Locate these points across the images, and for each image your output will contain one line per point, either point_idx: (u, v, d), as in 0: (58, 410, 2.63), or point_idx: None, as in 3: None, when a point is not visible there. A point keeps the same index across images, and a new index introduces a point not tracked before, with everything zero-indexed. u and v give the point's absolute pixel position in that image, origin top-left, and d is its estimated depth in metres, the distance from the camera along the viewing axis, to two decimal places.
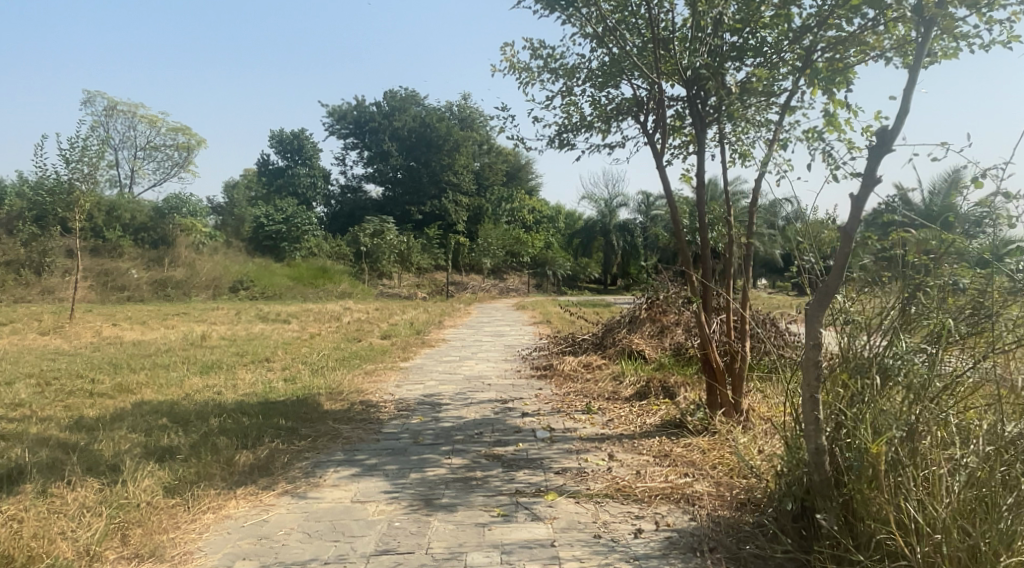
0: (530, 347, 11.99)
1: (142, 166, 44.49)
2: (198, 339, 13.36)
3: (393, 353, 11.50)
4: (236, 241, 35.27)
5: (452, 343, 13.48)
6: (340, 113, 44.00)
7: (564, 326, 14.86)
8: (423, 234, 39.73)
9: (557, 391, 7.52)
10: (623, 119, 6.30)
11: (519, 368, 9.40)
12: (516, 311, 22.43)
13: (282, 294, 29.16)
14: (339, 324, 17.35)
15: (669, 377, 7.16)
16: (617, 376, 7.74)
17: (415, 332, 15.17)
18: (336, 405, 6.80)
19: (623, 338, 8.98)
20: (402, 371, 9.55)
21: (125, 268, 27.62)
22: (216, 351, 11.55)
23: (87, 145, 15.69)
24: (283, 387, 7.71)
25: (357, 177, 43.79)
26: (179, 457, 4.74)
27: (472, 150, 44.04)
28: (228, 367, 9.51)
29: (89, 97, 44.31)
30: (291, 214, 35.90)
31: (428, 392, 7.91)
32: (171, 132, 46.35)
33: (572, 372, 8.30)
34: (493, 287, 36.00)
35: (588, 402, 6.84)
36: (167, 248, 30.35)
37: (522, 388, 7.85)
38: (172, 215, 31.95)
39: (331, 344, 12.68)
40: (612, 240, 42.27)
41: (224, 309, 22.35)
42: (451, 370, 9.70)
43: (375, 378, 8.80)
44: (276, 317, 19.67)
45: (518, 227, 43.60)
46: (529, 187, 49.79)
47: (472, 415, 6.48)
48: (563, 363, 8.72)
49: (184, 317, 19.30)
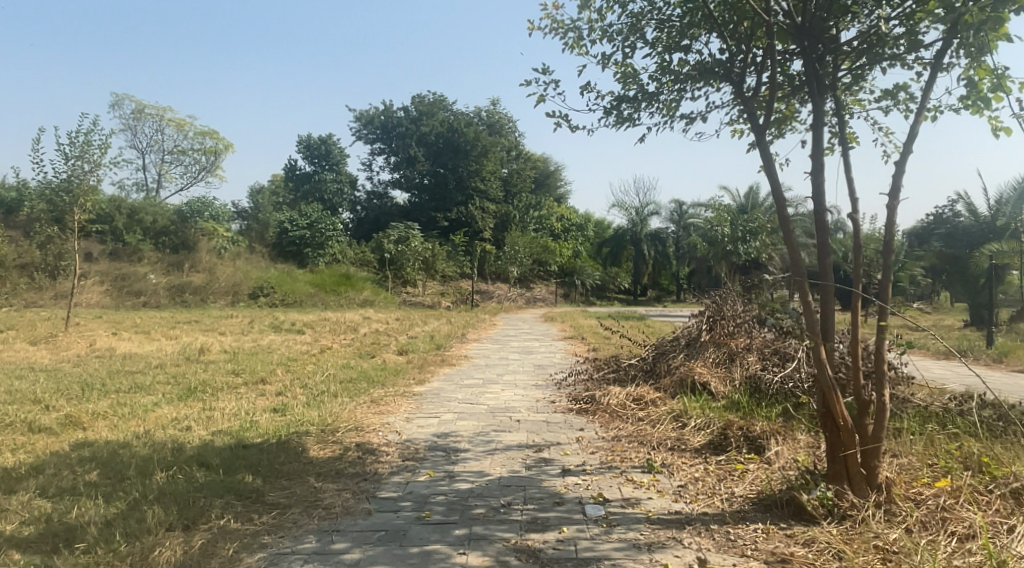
0: (566, 369, 10.47)
1: (168, 169, 43.95)
2: (198, 352, 12.07)
3: (408, 374, 10.01)
4: (258, 246, 34.28)
5: (477, 361, 12.02)
6: (367, 117, 42.76)
7: (601, 343, 13.28)
8: (449, 241, 38.40)
9: (603, 435, 6.01)
10: (703, 87, 4.79)
11: (554, 398, 7.87)
12: (545, 325, 20.89)
13: (303, 301, 28.09)
14: (353, 336, 15.99)
15: (752, 423, 5.59)
16: (680, 415, 6.22)
17: (436, 346, 13.74)
18: (324, 452, 5.31)
19: (681, 365, 7.42)
20: (415, 399, 8.07)
21: (144, 273, 26.75)
22: (210, 368, 10.20)
23: (88, 139, 14.53)
24: (265, 421, 6.27)
25: (383, 184, 42.84)
26: (81, 545, 3.36)
27: (501, 155, 42.65)
28: (214, 390, 8.13)
29: (116, 99, 43.95)
30: (315, 219, 34.79)
31: (444, 430, 6.42)
32: (198, 135, 45.81)
33: (620, 409, 6.76)
34: (520, 296, 34.66)
35: (646, 452, 5.36)
36: (187, 253, 29.44)
37: (562, 428, 6.34)
38: (195, 219, 31.07)
39: (340, 361, 11.28)
40: (643, 249, 40.89)
41: (239, 318, 21.16)
42: (473, 398, 8.18)
43: (381, 409, 7.32)
44: (291, 326, 18.45)
45: (547, 236, 42.20)
46: (558, 194, 48.37)
47: (496, 471, 4.96)
48: (608, 395, 7.17)
49: (192, 326, 18.10)
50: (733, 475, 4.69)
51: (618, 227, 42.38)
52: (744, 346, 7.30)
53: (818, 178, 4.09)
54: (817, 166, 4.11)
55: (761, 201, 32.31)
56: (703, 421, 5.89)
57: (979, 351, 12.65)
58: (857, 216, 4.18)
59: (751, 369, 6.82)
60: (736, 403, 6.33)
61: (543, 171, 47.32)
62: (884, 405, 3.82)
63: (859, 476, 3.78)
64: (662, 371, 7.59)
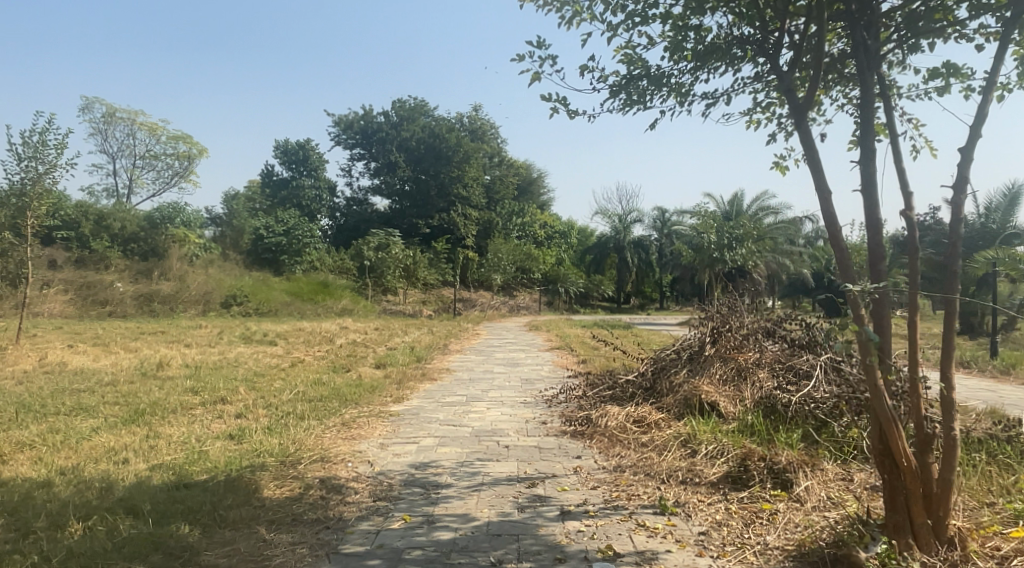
0: (555, 385, 9.74)
1: (140, 175, 42.71)
2: (156, 366, 11.18)
3: (386, 390, 9.23)
4: (233, 253, 33.21)
5: (459, 374, 11.28)
6: (346, 122, 41.95)
7: (590, 356, 12.58)
8: (430, 248, 37.58)
9: (603, 464, 5.30)
10: (723, 64, 4.13)
11: (545, 419, 7.15)
12: (529, 334, 20.19)
13: (279, 311, 27.19)
14: (328, 348, 15.13)
15: (774, 451, 4.91)
16: (687, 441, 5.56)
17: (415, 358, 12.95)
18: (279, 492, 4.53)
19: (683, 382, 6.75)
20: (392, 421, 7.30)
21: (110, 281, 25.64)
22: (166, 386, 9.33)
23: (42, 139, 13.60)
24: (216, 452, 5.46)
25: (363, 190, 42.02)
26: None
27: (483, 162, 42.00)
28: (167, 412, 7.29)
29: (86, 103, 42.74)
30: (292, 225, 33.85)
31: (423, 459, 5.65)
32: (172, 140, 44.65)
33: (619, 433, 6.06)
34: (503, 304, 33.98)
35: (654, 486, 4.66)
36: (157, 260, 28.38)
37: (557, 456, 5.61)
38: (165, 225, 29.92)
39: (311, 376, 10.45)
40: (627, 257, 40.51)
41: (209, 328, 20.18)
42: (455, 418, 7.43)
43: (353, 434, 6.54)
44: (262, 337, 17.54)
45: (530, 243, 41.61)
46: (541, 201, 47.83)
47: (484, 513, 4.21)
48: (605, 417, 6.48)
49: (158, 337, 17.13)
50: (762, 518, 4.00)
51: (601, 234, 41.92)
52: (754, 362, 6.63)
53: (867, 170, 3.45)
54: (865, 155, 3.46)
55: (745, 209, 31.92)
56: (716, 447, 5.24)
57: (984, 362, 12.11)
58: (912, 214, 3.51)
59: (765, 387, 6.15)
60: (750, 425, 5.67)
61: (526, 178, 46.74)
62: (953, 442, 3.17)
63: (926, 528, 3.14)
64: (663, 389, 6.90)
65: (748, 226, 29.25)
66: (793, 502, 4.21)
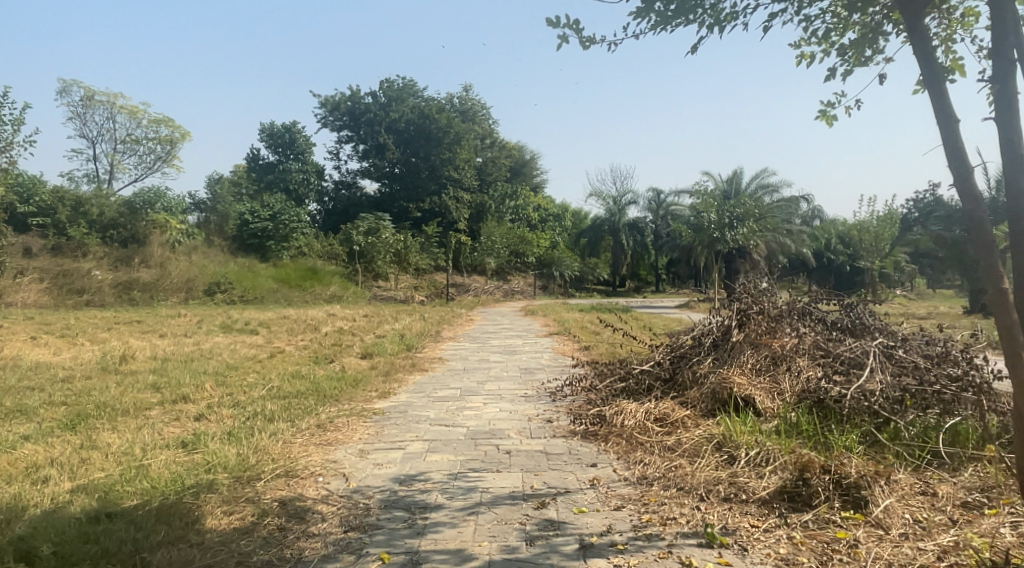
0: (558, 375, 8.84)
1: (122, 160, 41.41)
2: (119, 360, 10.19)
3: (372, 384, 8.31)
4: (218, 239, 31.98)
5: (452, 364, 10.35)
6: (333, 104, 40.64)
7: (592, 343, 11.70)
8: (421, 233, 36.49)
9: (625, 476, 4.43)
10: None
11: (551, 417, 6.27)
12: (525, 318, 19.30)
13: (265, 298, 26.26)
14: (312, 336, 14.18)
15: (838, 459, 4.03)
16: (721, 446, 4.72)
17: (405, 347, 12.01)
18: (226, 523, 3.62)
19: (708, 372, 5.87)
20: (376, 420, 6.40)
21: (88, 269, 24.51)
22: (126, 382, 8.37)
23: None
24: (158, 468, 4.53)
25: (352, 173, 41.00)
26: None
27: (474, 143, 40.91)
28: (115, 415, 6.35)
29: (63, 85, 41.32)
30: (278, 210, 32.61)
31: (408, 471, 4.73)
32: (154, 123, 43.29)
33: (639, 436, 5.18)
34: (497, 288, 33.08)
35: (691, 506, 3.75)
36: (138, 247, 27.20)
37: (569, 466, 4.72)
38: (146, 210, 28.68)
39: (289, 368, 9.52)
40: (622, 239, 39.71)
41: (189, 317, 19.16)
42: (447, 417, 6.51)
43: (329, 439, 5.63)
44: (244, 326, 16.57)
45: (524, 227, 40.73)
46: (534, 183, 46.76)
47: (483, 550, 3.30)
48: (622, 416, 5.59)
49: (133, 327, 16.10)
50: (842, 553, 3.13)
51: (595, 216, 41.00)
52: (792, 348, 5.75)
53: (1004, 92, 2.55)
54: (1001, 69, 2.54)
55: (744, 187, 30.88)
56: (761, 451, 4.39)
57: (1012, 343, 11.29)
58: None
59: (808, 379, 5.25)
60: (794, 423, 4.80)
61: (519, 160, 45.56)
62: None
63: None
64: (687, 381, 6.00)
65: (749, 205, 28.43)
66: (875, 528, 3.34)
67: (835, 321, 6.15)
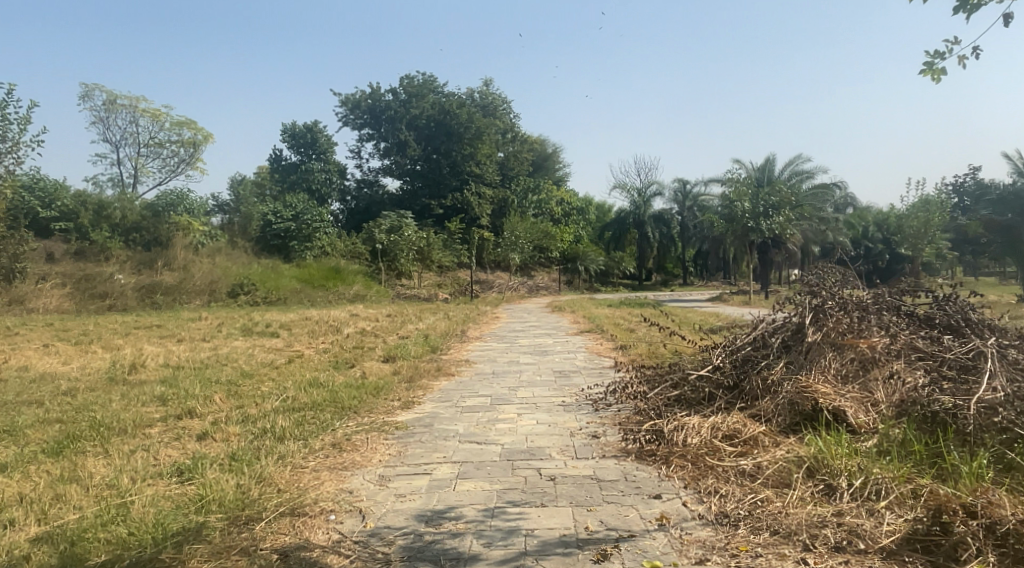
0: (598, 379, 8.03)
1: (145, 163, 41.32)
2: (128, 369, 9.57)
3: (395, 392, 7.57)
4: (241, 240, 31.61)
5: (481, 367, 9.60)
6: (353, 101, 40.08)
7: (629, 342, 10.89)
8: (444, 229, 35.81)
9: (700, 512, 3.65)
10: None
11: (598, 431, 5.48)
12: (552, 315, 18.53)
13: (288, 299, 25.82)
14: (333, 339, 13.50)
15: (976, 494, 3.23)
16: (812, 472, 3.92)
17: (430, 349, 11.28)
18: None
19: (782, 379, 5.03)
20: (400, 437, 5.64)
21: (110, 273, 24.17)
22: (131, 395, 7.71)
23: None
24: (141, 506, 3.84)
25: (374, 171, 40.54)
26: None
27: (495, 138, 40.20)
28: (108, 435, 5.67)
29: (86, 89, 41.29)
30: (301, 210, 32.10)
31: (437, 505, 3.97)
32: (176, 126, 43.18)
33: (708, 459, 4.37)
34: (521, 284, 32.38)
35: (796, 560, 2.99)
36: (161, 250, 26.88)
37: (628, 497, 3.94)
38: (168, 213, 28.35)
39: (306, 375, 8.81)
40: (648, 232, 38.72)
41: (209, 320, 18.64)
42: (478, 432, 5.74)
43: (346, 461, 4.90)
44: (264, 328, 15.98)
45: (547, 221, 39.92)
46: (557, 177, 45.91)
47: None
48: (684, 433, 4.78)
49: (151, 332, 15.56)
50: None
51: (620, 209, 39.98)
52: (884, 350, 4.94)
53: None
54: None
55: (777, 174, 29.79)
56: (868, 482, 3.61)
57: None
58: None
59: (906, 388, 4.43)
60: (902, 443, 3.99)
61: (541, 154, 44.70)
62: None
63: None
64: (755, 389, 5.17)
65: (784, 192, 27.41)
66: None
67: (929, 317, 5.29)
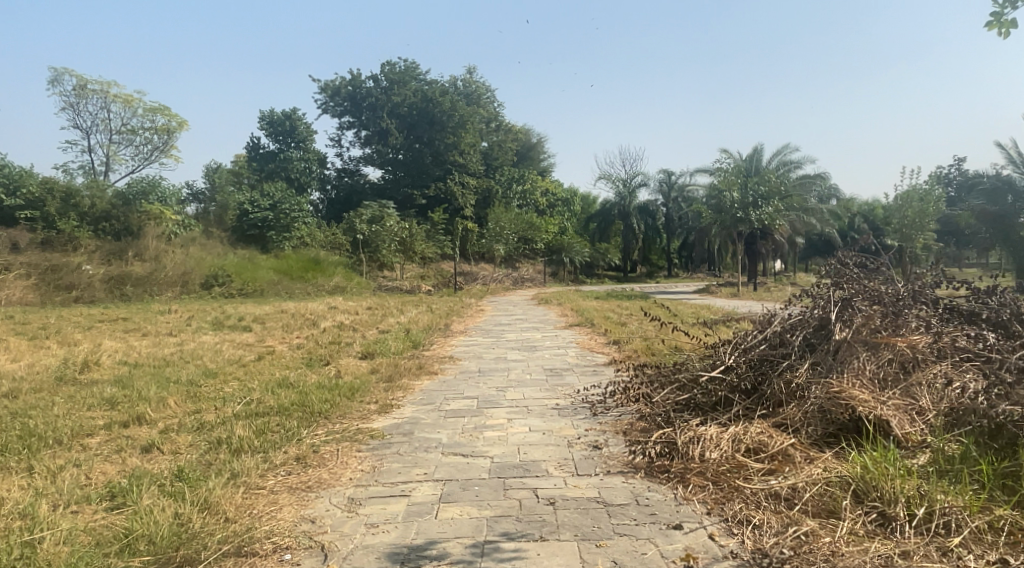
0: (593, 379, 7.41)
1: (117, 151, 40.05)
2: (81, 367, 8.78)
3: (371, 393, 6.90)
4: (216, 230, 30.59)
5: (466, 364, 8.94)
6: (333, 88, 39.01)
7: (623, 336, 10.29)
8: (427, 220, 34.97)
9: (737, 548, 3.05)
10: None
11: (599, 440, 4.85)
12: (538, 308, 17.89)
13: (265, 291, 24.98)
14: (309, 333, 12.76)
15: None
16: (860, 498, 3.31)
17: (411, 344, 10.58)
18: None
19: (808, 382, 4.44)
20: (374, 448, 4.97)
21: (77, 263, 23.09)
22: (77, 397, 6.95)
23: None
24: (52, 545, 3.15)
25: (354, 160, 39.62)
26: None
27: (479, 127, 39.35)
28: (38, 449, 4.93)
29: (55, 74, 39.88)
30: (279, 199, 31.07)
31: (415, 540, 3.30)
32: (150, 112, 41.87)
33: (732, 479, 3.76)
34: (506, 276, 31.66)
35: None
36: (132, 240, 25.82)
37: (644, 529, 3.31)
38: (139, 201, 27.13)
39: (275, 374, 8.08)
40: (633, 224, 38.09)
41: (180, 313, 17.74)
42: (464, 442, 5.08)
43: (310, 481, 4.22)
44: (236, 322, 15.18)
45: (532, 212, 39.25)
46: (542, 167, 45.20)
47: None
48: (702, 445, 4.16)
49: (115, 326, 14.68)
50: None
51: (605, 200, 39.37)
52: (925, 351, 4.38)
53: None
54: None
55: (765, 164, 29.34)
56: (934, 513, 3.04)
57: None
58: None
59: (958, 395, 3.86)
60: (964, 461, 3.42)
61: (525, 143, 43.88)
62: None
63: None
64: (778, 394, 4.56)
65: (773, 182, 26.94)
66: None
67: (969, 313, 4.75)
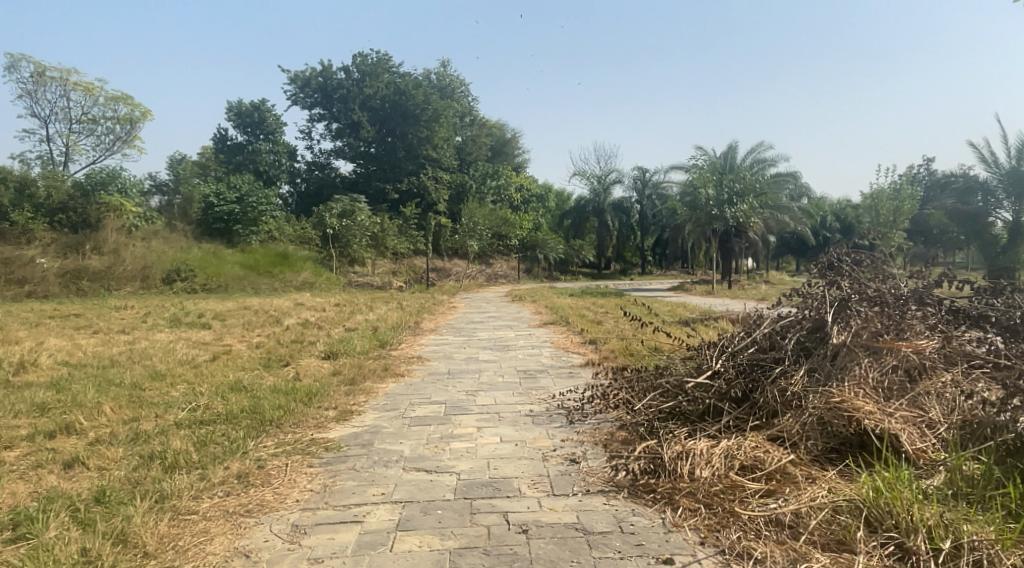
0: (570, 381, 6.97)
1: (77, 140, 38.66)
2: (17, 368, 8.10)
3: (330, 398, 6.38)
4: (180, 223, 29.58)
5: (434, 365, 8.46)
6: (303, 79, 38.05)
7: (598, 336, 9.88)
8: (399, 215, 34.30)
9: None
10: None
11: (576, 453, 4.40)
12: (511, 306, 17.43)
13: (230, 286, 24.23)
14: (271, 331, 12.15)
15: None
16: (874, 526, 2.92)
17: (377, 343, 10.05)
18: None
19: (806, 390, 4.04)
20: (328, 462, 4.47)
21: (31, 256, 22.01)
22: (5, 402, 6.31)
23: None
24: None
25: (325, 152, 38.75)
26: None
27: (452, 121, 38.75)
28: None
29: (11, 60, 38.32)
30: (245, 191, 30.13)
31: None
32: (112, 101, 40.48)
33: (728, 503, 3.33)
34: (479, 272, 31.17)
35: None
36: (90, 233, 24.75)
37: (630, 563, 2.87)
38: (98, 192, 26.03)
39: (228, 377, 7.51)
40: (608, 220, 37.70)
41: (136, 310, 16.91)
42: (429, 455, 4.60)
43: (250, 504, 3.70)
44: (194, 319, 14.45)
45: (505, 208, 38.78)
46: (516, 162, 44.73)
47: None
48: (691, 461, 3.73)
49: (65, 323, 13.88)
50: None
51: (580, 196, 39.04)
52: (931, 356, 4.02)
53: None
54: None
55: (740, 161, 29.23)
56: (962, 547, 2.66)
57: None
58: None
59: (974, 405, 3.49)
60: (986, 483, 3.05)
61: (499, 138, 43.35)
62: None
63: None
64: (772, 404, 4.15)
65: (748, 180, 26.79)
66: None
67: (975, 315, 4.40)
